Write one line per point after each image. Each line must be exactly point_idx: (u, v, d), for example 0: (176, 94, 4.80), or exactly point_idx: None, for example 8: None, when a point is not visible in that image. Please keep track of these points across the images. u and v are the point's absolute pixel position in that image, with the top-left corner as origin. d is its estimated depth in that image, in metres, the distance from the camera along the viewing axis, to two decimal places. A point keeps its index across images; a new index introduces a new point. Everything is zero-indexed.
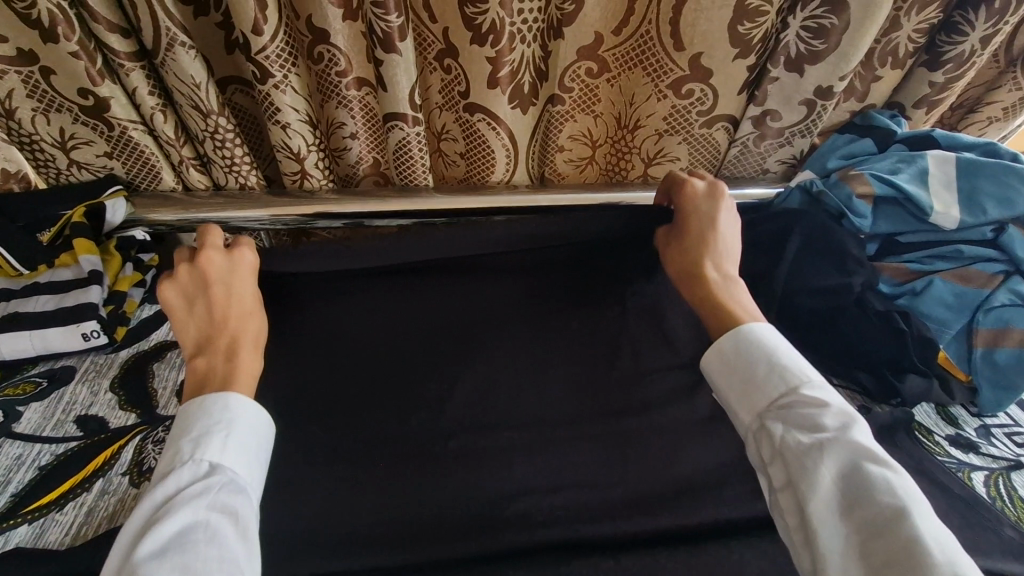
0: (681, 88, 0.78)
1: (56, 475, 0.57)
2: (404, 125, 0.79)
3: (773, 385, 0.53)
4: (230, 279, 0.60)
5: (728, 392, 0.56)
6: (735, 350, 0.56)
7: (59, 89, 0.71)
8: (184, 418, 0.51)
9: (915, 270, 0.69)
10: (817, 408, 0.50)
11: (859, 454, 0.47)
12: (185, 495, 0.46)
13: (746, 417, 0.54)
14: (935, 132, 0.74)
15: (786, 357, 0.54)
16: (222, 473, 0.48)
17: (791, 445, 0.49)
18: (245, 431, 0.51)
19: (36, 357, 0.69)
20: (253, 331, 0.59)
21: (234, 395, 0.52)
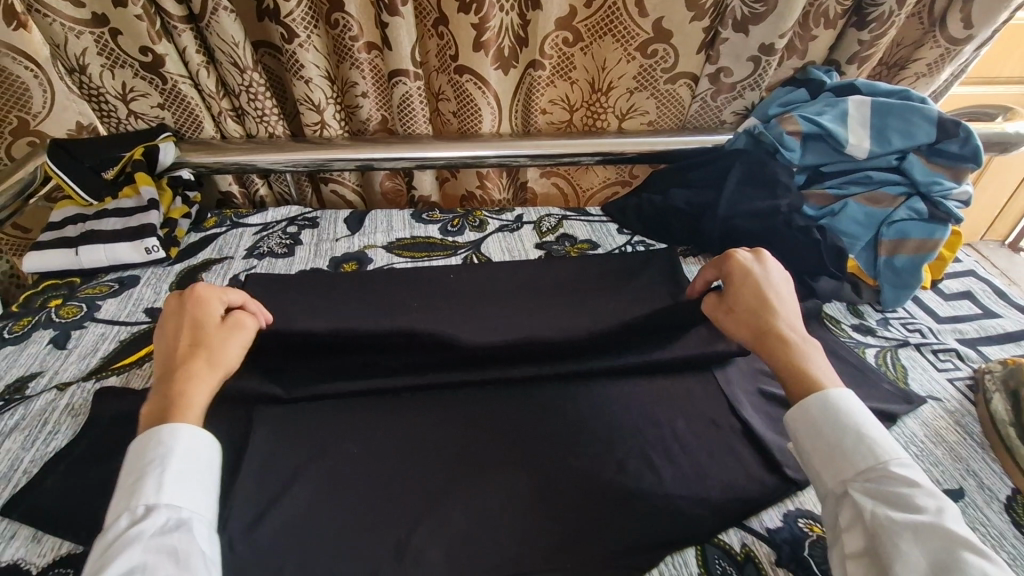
0: (646, 50, 0.90)
1: (134, 345, 0.73)
2: (407, 81, 0.93)
3: (861, 456, 0.51)
4: (190, 317, 0.62)
5: (811, 453, 0.54)
6: (823, 414, 0.54)
7: (124, 48, 0.86)
8: (130, 464, 0.52)
9: (834, 195, 0.83)
10: (911, 488, 0.48)
11: (954, 541, 0.44)
12: (130, 536, 0.46)
13: (830, 482, 0.52)
14: (858, 82, 0.87)
15: (875, 431, 0.52)
16: (162, 510, 0.48)
17: (880, 520, 0.47)
18: (185, 463, 0.52)
19: (107, 266, 0.84)
20: (205, 357, 0.59)
21: (175, 429, 0.53)
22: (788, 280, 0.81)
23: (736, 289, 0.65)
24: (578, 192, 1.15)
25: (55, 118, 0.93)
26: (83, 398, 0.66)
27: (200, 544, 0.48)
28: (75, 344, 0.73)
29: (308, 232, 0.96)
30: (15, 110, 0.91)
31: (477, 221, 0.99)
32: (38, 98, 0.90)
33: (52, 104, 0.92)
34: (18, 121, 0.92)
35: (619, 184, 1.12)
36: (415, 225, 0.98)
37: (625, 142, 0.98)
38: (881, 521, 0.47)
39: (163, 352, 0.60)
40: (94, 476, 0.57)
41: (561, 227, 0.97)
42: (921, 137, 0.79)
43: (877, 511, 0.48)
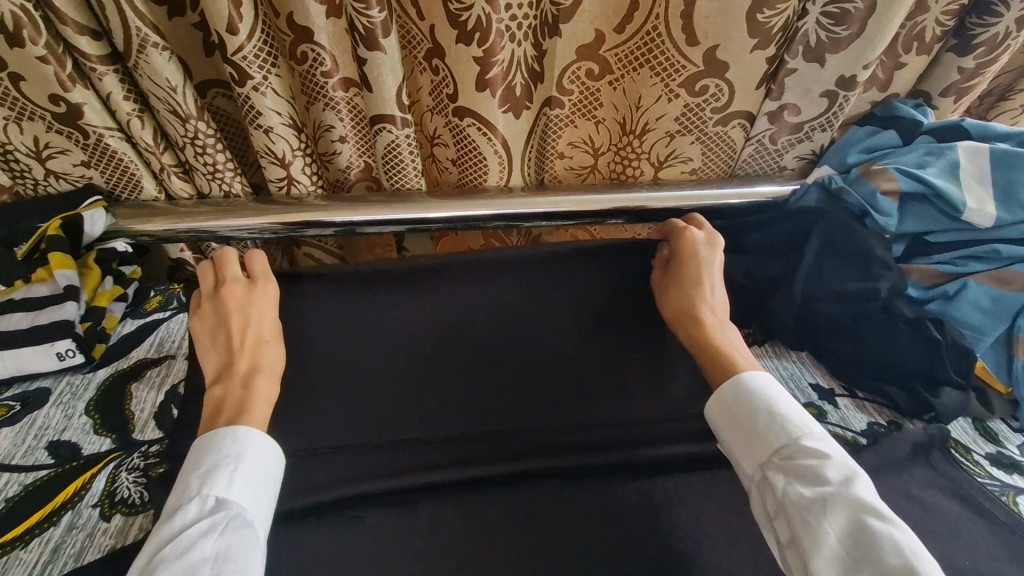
0: (694, 85, 0.71)
1: (22, 509, 0.54)
2: (393, 128, 0.74)
3: (774, 436, 0.54)
4: (249, 310, 0.62)
5: (731, 438, 0.57)
6: (735, 398, 0.58)
7: (31, 96, 0.67)
8: (195, 455, 0.53)
9: (947, 273, 0.64)
10: (817, 460, 0.51)
11: (861, 509, 0.48)
12: (187, 532, 0.47)
13: (748, 467, 0.55)
14: (964, 122, 0.68)
15: (787, 409, 0.55)
16: (224, 508, 0.50)
17: (795, 498, 0.50)
18: (253, 466, 0.53)
19: (9, 378, 0.66)
20: (268, 356, 0.61)
21: (251, 432, 0.54)
22: (891, 387, 0.63)
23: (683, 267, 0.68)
24: (603, 249, 0.96)
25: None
26: None
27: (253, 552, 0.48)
28: None
29: None
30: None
31: None
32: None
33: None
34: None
35: None
36: None
37: (664, 196, 0.79)
38: (800, 499, 0.49)
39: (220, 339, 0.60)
40: None
41: None
42: None
43: (794, 488, 0.50)
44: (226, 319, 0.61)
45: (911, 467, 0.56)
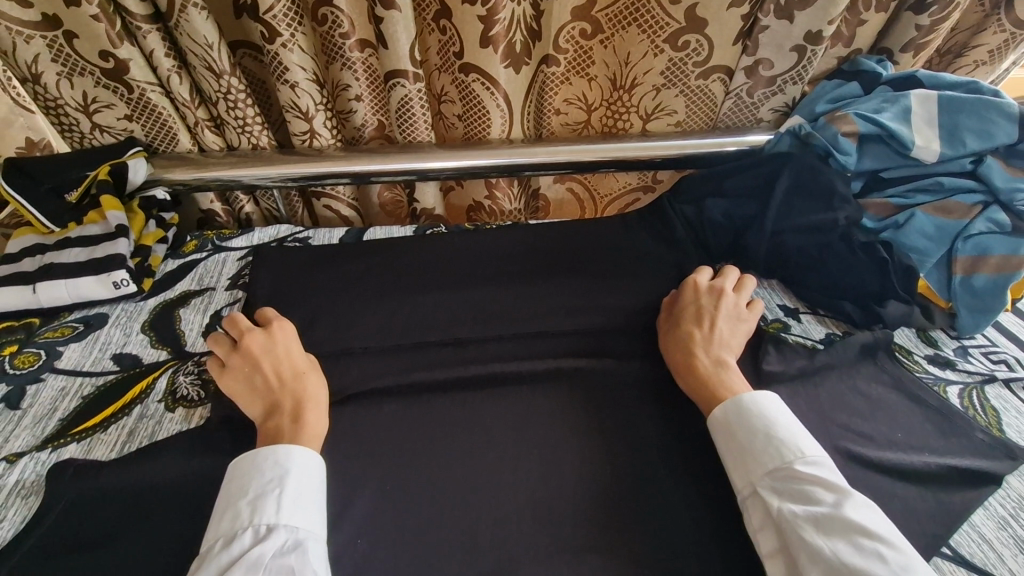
0: (677, 41, 0.79)
1: (98, 404, 0.63)
2: (405, 82, 0.82)
3: (770, 458, 0.52)
4: (275, 354, 0.62)
5: (725, 456, 0.55)
6: (734, 418, 0.55)
7: (82, 53, 0.75)
8: (241, 480, 0.52)
9: (898, 205, 0.72)
10: (813, 484, 0.49)
11: (855, 531, 0.46)
12: (250, 559, 0.46)
13: (741, 482, 0.53)
14: (918, 73, 0.77)
15: (783, 428, 0.53)
16: (279, 532, 0.48)
17: (788, 518, 0.48)
18: (300, 483, 0.51)
19: (71, 304, 0.74)
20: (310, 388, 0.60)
21: (293, 450, 0.53)
22: (847, 303, 0.71)
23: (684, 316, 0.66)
24: (597, 201, 1.04)
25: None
26: (36, 476, 0.56)
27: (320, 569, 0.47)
28: (29, 403, 0.63)
29: None
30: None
31: None
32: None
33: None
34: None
35: (642, 190, 1.02)
36: None
37: (652, 146, 0.88)
38: (794, 519, 0.48)
39: (257, 382, 0.60)
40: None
41: None
42: (1000, 136, 0.69)
43: (790, 512, 0.48)
44: (257, 365, 0.61)
45: (859, 363, 0.65)
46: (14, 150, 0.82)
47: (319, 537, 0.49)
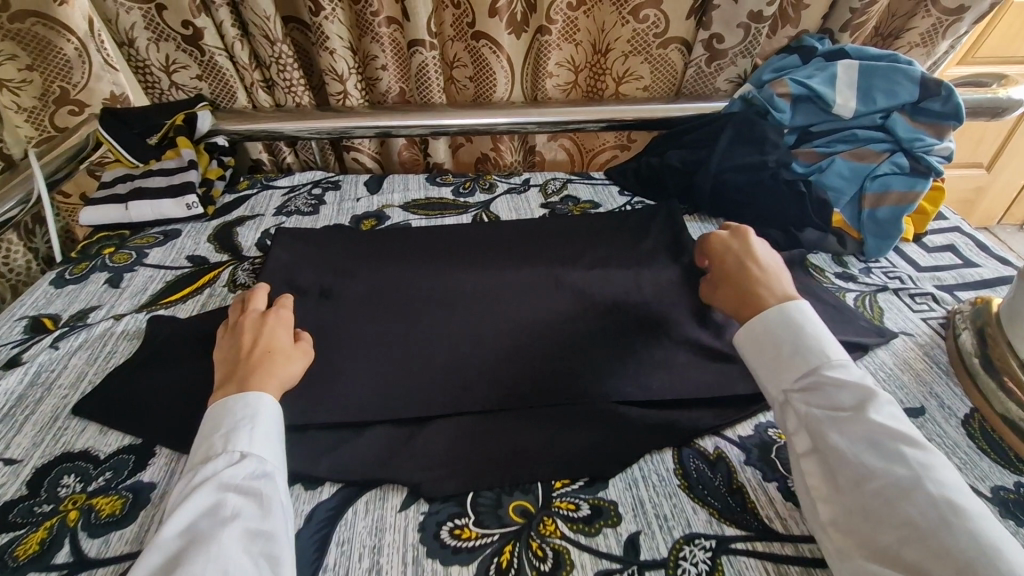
0: (639, 14, 0.95)
1: (179, 285, 0.82)
2: (424, 50, 1.00)
3: (800, 366, 0.56)
4: (262, 326, 0.64)
5: (758, 368, 0.60)
6: (764, 331, 0.60)
7: (168, 22, 0.95)
8: (216, 418, 0.54)
9: (822, 153, 0.87)
10: (839, 388, 0.53)
11: (878, 432, 0.50)
12: (220, 483, 0.49)
13: (772, 390, 0.58)
14: (847, 46, 0.91)
15: (813, 336, 0.57)
16: (249, 461, 0.51)
17: (817, 419, 0.53)
18: (269, 423, 0.54)
19: (153, 220, 0.93)
20: (281, 360, 0.60)
21: (262, 396, 0.55)
22: (774, 231, 0.86)
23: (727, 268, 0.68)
24: (583, 155, 1.20)
25: (92, 89, 1.04)
26: (136, 326, 0.74)
27: (279, 495, 0.51)
28: (127, 284, 0.82)
29: (332, 193, 1.04)
30: (58, 81, 1.01)
31: (488, 183, 1.06)
32: (78, 69, 1.00)
33: (91, 74, 1.02)
34: (61, 90, 1.02)
35: (619, 148, 1.18)
36: (429, 187, 1.05)
37: (626, 107, 1.04)
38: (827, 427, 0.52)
39: (232, 360, 0.61)
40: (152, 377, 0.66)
41: (566, 189, 1.04)
42: (906, 96, 0.83)
43: (821, 419, 0.53)
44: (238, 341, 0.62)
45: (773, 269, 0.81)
46: (99, 100, 1.06)
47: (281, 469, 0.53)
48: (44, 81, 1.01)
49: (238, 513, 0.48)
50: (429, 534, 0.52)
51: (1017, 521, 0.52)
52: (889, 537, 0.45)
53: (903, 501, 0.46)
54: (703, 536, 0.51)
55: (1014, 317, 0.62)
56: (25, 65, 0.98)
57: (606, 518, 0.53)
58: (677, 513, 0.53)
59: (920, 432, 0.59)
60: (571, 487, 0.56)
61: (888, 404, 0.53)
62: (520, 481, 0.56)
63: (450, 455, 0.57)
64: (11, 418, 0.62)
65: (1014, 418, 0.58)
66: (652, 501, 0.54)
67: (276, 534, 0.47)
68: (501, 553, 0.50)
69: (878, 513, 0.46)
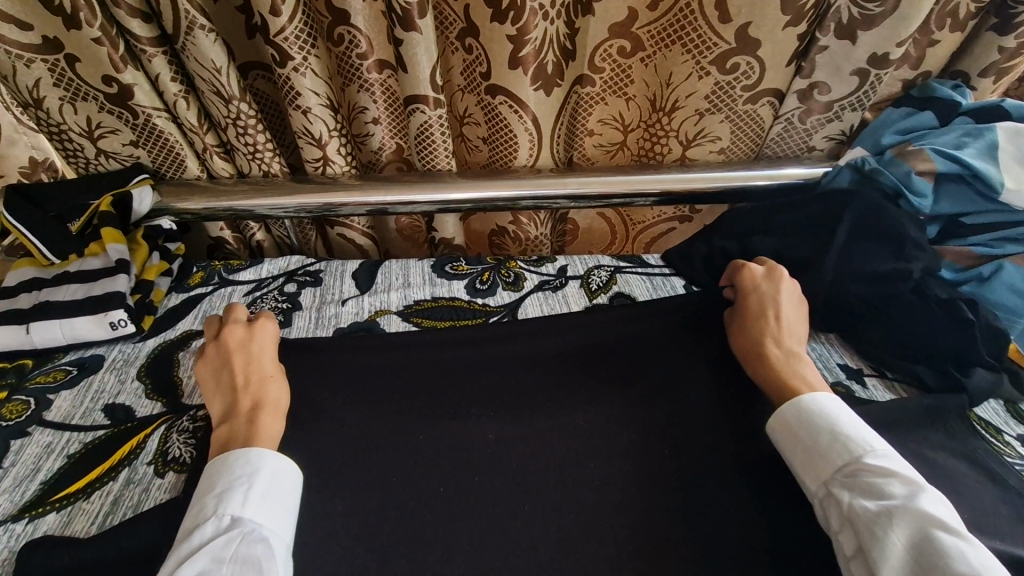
0: (724, 63, 0.71)
1: (85, 465, 0.57)
2: (426, 108, 0.76)
3: (837, 454, 0.49)
4: (249, 348, 0.61)
5: (790, 459, 0.52)
6: (797, 417, 0.53)
7: (85, 77, 0.71)
8: (213, 478, 0.50)
9: (981, 254, 0.63)
10: (884, 478, 0.46)
11: (931, 525, 0.43)
12: (207, 553, 0.44)
13: (810, 484, 0.50)
14: (1005, 102, 0.68)
15: (851, 423, 0.51)
16: (242, 527, 0.46)
17: (860, 512, 0.45)
18: (269, 484, 0.49)
19: (65, 345, 0.69)
20: (272, 391, 0.57)
21: (265, 452, 0.51)
22: (918, 366, 0.63)
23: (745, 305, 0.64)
24: (628, 228, 0.96)
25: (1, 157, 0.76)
26: (9, 551, 0.50)
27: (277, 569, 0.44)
28: (13, 462, 0.58)
29: (309, 292, 0.81)
30: None
31: (512, 275, 0.83)
32: None
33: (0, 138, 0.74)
34: None
35: (677, 220, 0.94)
36: (437, 281, 0.81)
37: (692, 176, 0.80)
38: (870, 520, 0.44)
39: (228, 397, 0.57)
40: None
41: (614, 283, 0.81)
42: None
43: (866, 511, 0.45)
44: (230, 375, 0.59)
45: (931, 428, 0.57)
46: (14, 170, 0.78)
47: (279, 539, 0.46)
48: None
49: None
50: None
51: None
52: None
53: None
54: None
55: None
56: None
57: None
58: None
59: None
60: None
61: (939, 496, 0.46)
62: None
63: None
64: None
65: None
66: None
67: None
68: None
69: None
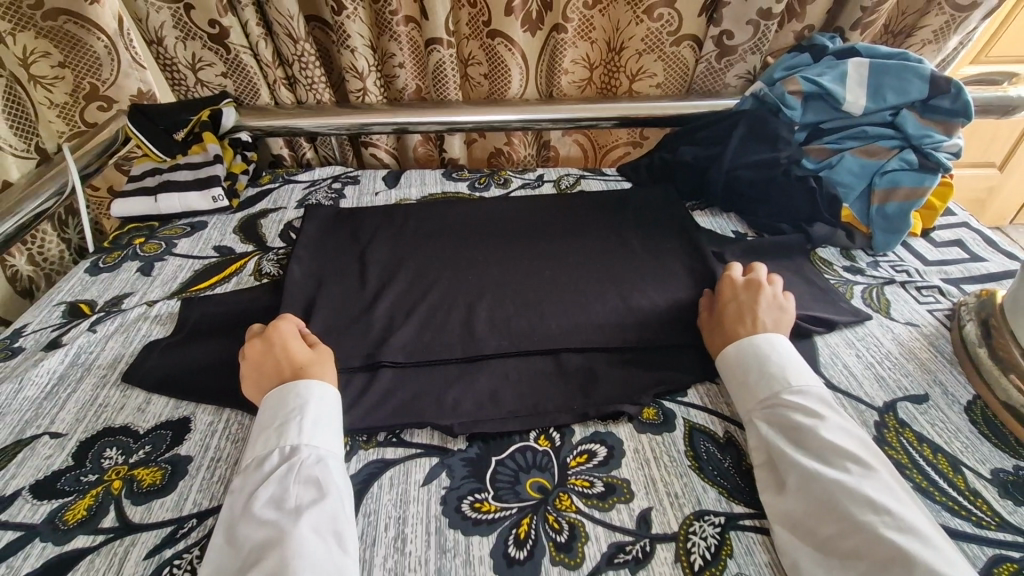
0: (653, 14, 0.98)
1: (208, 275, 0.85)
2: (441, 48, 1.03)
3: (764, 389, 0.60)
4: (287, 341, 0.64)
5: (730, 391, 0.63)
6: (736, 356, 0.64)
7: (196, 21, 0.99)
8: (270, 413, 0.57)
9: (833, 150, 0.89)
10: (797, 410, 0.57)
11: (830, 447, 0.53)
12: (282, 474, 0.52)
13: (741, 412, 0.61)
14: (859, 45, 0.92)
15: (779, 365, 0.61)
16: (305, 451, 0.54)
17: (775, 435, 0.56)
18: (318, 412, 0.57)
19: (181, 212, 0.97)
20: (318, 370, 0.61)
21: (310, 389, 0.58)
22: (785, 225, 0.89)
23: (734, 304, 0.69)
24: (597, 151, 1.23)
25: (119, 86, 1.04)
26: (169, 310, 0.78)
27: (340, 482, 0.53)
28: (159, 273, 0.86)
29: (351, 188, 1.08)
30: (88, 77, 1.01)
31: (502, 179, 1.10)
32: (108, 66, 1.00)
33: (120, 71, 1.02)
34: (91, 86, 1.02)
35: (631, 145, 1.21)
36: (446, 182, 1.09)
37: (638, 104, 1.07)
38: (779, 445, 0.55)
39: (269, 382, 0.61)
40: (186, 357, 0.69)
41: (579, 184, 1.07)
42: (914, 95, 0.84)
43: (777, 437, 0.56)
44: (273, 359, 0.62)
45: (784, 261, 0.83)
46: (127, 97, 1.06)
47: (336, 456, 0.55)
48: (75, 77, 1.01)
49: (301, 501, 0.50)
50: (450, 507, 0.55)
51: (1016, 501, 0.54)
52: (842, 534, 0.47)
53: (846, 504, 0.48)
54: (713, 513, 0.54)
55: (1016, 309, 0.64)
56: (58, 62, 0.98)
57: (619, 495, 0.55)
58: (688, 491, 0.56)
59: (924, 418, 0.62)
60: (587, 464, 0.58)
61: (844, 425, 0.55)
62: (533, 445, 0.60)
63: (472, 426, 0.61)
64: (56, 396, 0.66)
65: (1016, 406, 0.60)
66: (664, 479, 0.57)
67: (349, 528, 0.50)
68: (519, 526, 0.53)
69: (829, 511, 0.49)
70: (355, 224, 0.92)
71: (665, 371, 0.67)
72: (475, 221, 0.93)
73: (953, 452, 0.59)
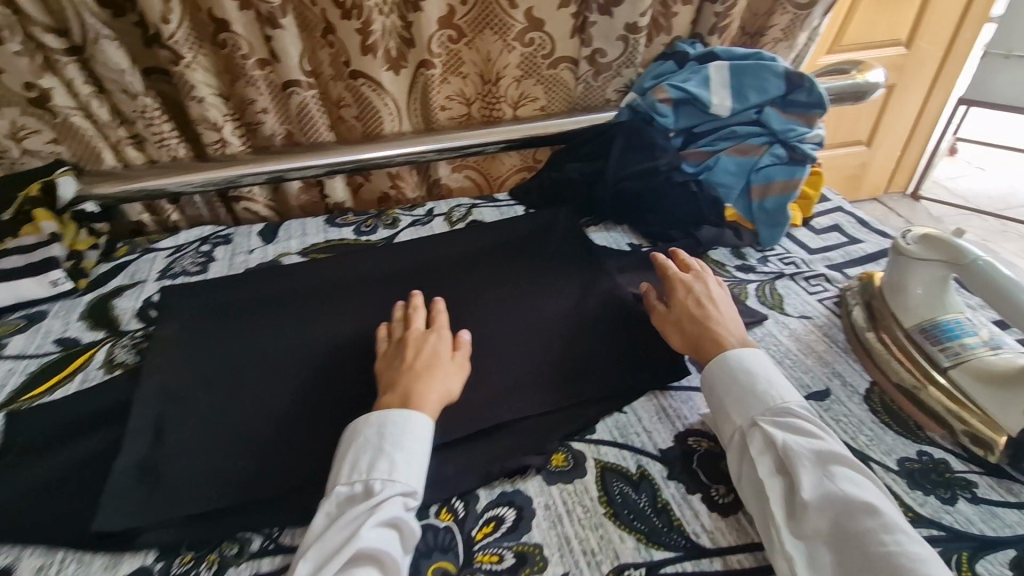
0: (524, 39, 0.98)
1: (45, 375, 0.73)
2: (301, 90, 0.97)
3: (769, 397, 0.57)
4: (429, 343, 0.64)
5: (722, 396, 0.59)
6: (735, 360, 0.60)
7: (8, 85, 0.86)
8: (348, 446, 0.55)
9: (708, 151, 0.90)
10: (805, 422, 0.54)
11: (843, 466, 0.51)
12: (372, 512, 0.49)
13: (736, 417, 0.57)
14: (716, 48, 0.94)
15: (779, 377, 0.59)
16: (384, 487, 0.51)
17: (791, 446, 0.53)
18: (406, 447, 0.54)
19: (14, 305, 0.84)
20: (442, 375, 0.61)
21: (417, 417, 0.55)
22: (675, 232, 0.89)
23: (677, 298, 0.68)
24: (491, 183, 1.20)
25: None
26: None
27: (414, 523, 0.51)
28: None
29: (223, 248, 0.98)
30: None
31: (390, 219, 1.04)
32: None
33: None
34: None
35: (526, 170, 1.19)
36: (329, 230, 1.02)
37: (521, 129, 1.05)
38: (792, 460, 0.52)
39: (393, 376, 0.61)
40: None
41: (471, 215, 1.03)
42: (772, 92, 0.87)
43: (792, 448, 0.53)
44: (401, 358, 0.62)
45: None
46: None
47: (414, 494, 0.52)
48: None
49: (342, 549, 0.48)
50: None
51: (925, 491, 0.52)
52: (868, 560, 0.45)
53: (870, 527, 0.46)
54: (633, 566, 0.50)
55: (895, 290, 0.64)
56: None
57: (531, 564, 0.50)
58: (604, 546, 0.51)
59: (828, 415, 0.60)
60: (495, 534, 0.53)
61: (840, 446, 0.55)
62: (433, 522, 0.54)
63: None
64: None
65: (906, 387, 0.60)
66: (578, 536, 0.52)
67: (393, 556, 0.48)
68: None
69: (854, 533, 0.47)
70: (225, 293, 0.83)
71: (570, 410, 0.63)
72: (360, 271, 0.87)
73: (860, 448, 0.56)
